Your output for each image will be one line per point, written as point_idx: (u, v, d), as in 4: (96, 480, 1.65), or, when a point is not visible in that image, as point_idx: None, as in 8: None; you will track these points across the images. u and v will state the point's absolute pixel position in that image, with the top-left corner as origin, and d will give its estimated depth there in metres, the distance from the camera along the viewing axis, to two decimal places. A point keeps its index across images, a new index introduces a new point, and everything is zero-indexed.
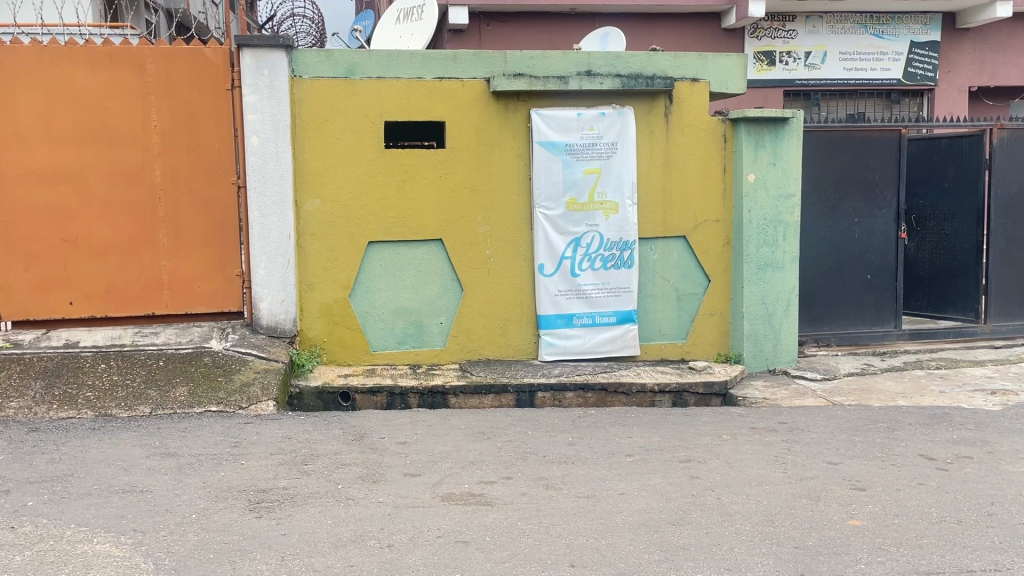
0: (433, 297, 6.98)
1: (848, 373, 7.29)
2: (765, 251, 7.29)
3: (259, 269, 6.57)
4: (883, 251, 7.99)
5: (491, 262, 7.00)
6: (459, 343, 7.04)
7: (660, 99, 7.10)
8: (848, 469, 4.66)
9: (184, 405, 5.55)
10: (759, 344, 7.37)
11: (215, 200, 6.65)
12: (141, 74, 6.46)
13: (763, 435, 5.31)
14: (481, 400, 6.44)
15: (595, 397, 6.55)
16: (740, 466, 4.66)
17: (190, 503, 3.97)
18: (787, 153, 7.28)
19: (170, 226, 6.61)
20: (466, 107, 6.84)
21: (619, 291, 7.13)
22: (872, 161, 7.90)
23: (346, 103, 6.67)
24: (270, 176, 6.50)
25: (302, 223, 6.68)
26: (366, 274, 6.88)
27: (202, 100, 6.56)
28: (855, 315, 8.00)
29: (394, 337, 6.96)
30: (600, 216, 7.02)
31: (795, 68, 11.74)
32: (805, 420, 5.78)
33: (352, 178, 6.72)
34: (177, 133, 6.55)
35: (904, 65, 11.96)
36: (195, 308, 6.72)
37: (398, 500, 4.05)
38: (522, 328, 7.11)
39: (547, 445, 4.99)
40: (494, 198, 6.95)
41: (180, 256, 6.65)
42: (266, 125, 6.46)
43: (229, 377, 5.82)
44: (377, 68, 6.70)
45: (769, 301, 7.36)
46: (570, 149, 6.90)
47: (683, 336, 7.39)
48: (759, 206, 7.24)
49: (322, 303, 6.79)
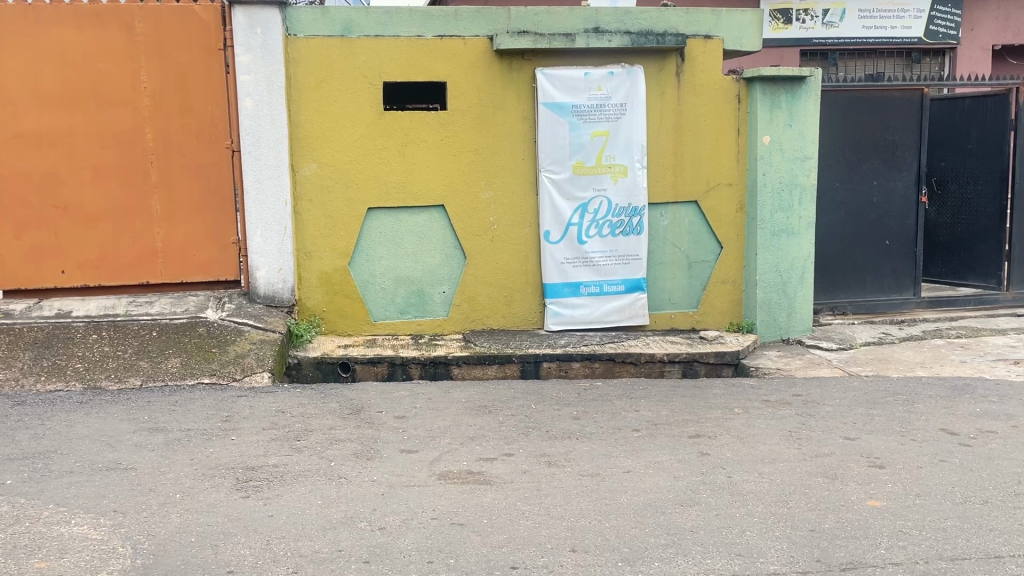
0: (435, 265, 6.76)
1: (865, 342, 7.05)
2: (781, 217, 7.02)
3: (255, 236, 6.38)
4: (902, 216, 7.70)
5: (495, 229, 6.76)
6: (462, 313, 6.82)
7: (672, 57, 6.80)
8: (866, 445, 4.44)
9: (176, 377, 5.34)
10: (772, 313, 7.11)
11: (209, 164, 6.42)
12: (130, 33, 6.21)
13: (777, 409, 5.08)
14: (485, 370, 6.26)
15: (601, 367, 6.37)
16: (753, 442, 4.44)
17: (175, 482, 3.80)
18: (805, 113, 6.97)
19: (162, 192, 6.39)
20: (468, 67, 6.56)
21: (628, 259, 6.89)
22: (892, 122, 7.58)
23: (344, 63, 6.41)
24: (265, 139, 6.27)
25: (299, 188, 6.46)
26: (366, 242, 6.66)
27: (194, 60, 6.31)
28: (873, 282, 7.72)
29: (396, 306, 6.76)
30: (609, 180, 6.75)
31: (812, 27, 11.33)
32: (821, 392, 5.55)
33: (350, 141, 6.47)
34: (168, 95, 6.31)
35: (925, 23, 11.53)
36: (191, 276, 6.52)
37: (393, 478, 3.87)
38: (527, 297, 6.89)
39: (550, 419, 4.79)
40: (498, 162, 6.69)
41: (175, 224, 6.44)
42: (260, 86, 6.23)
43: (223, 348, 5.63)
44: (375, 26, 6.42)
45: (784, 269, 7.09)
46: (577, 110, 6.62)
47: (694, 305, 7.15)
48: (774, 169, 6.95)
49: (321, 272, 6.58)
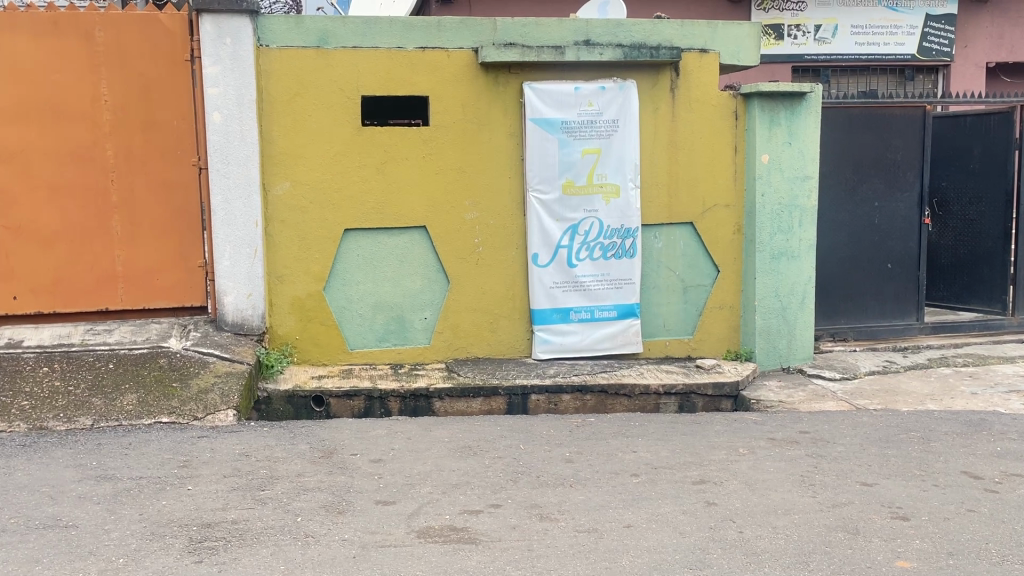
0: (416, 290, 6.36)
1: (869, 371, 6.69)
2: (780, 239, 6.68)
3: (223, 260, 5.95)
4: (904, 238, 7.39)
5: (480, 251, 6.37)
6: (444, 341, 6.42)
7: (666, 71, 6.47)
8: (886, 492, 4.06)
9: (131, 416, 4.86)
10: (772, 340, 6.75)
11: (175, 182, 6.01)
12: (90, 43, 5.80)
13: (785, 449, 4.70)
14: (469, 404, 5.88)
15: (593, 400, 5.99)
16: (763, 489, 4.06)
17: (118, 543, 3.36)
18: (804, 131, 6.66)
19: (124, 213, 5.97)
20: (452, 81, 6.20)
21: (620, 283, 6.52)
22: (894, 141, 7.28)
23: (319, 75, 6.02)
24: (235, 156, 5.87)
25: (271, 208, 6.05)
26: (342, 265, 6.25)
27: (159, 72, 5.91)
28: (874, 307, 7.39)
29: (375, 333, 6.34)
30: (600, 200, 6.39)
31: (804, 43, 11.08)
32: (830, 428, 5.18)
33: (325, 158, 6.08)
34: (131, 109, 5.90)
35: (919, 40, 11.32)
36: (154, 302, 6.08)
37: (366, 537, 3.45)
38: (514, 324, 6.49)
39: (541, 463, 4.39)
40: (484, 181, 6.31)
41: (137, 246, 6.01)
42: (229, 99, 5.83)
43: (185, 382, 5.17)
44: (353, 37, 6.05)
45: (783, 294, 6.74)
46: (567, 126, 6.27)
47: (690, 331, 6.78)
48: (774, 189, 6.62)
49: (294, 297, 6.17)
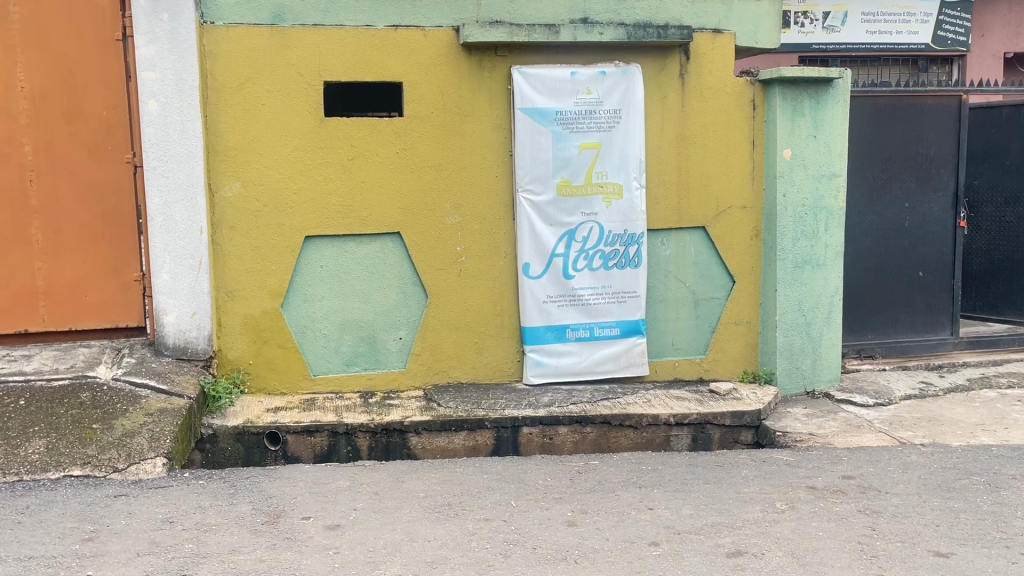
0: (389, 306, 5.52)
1: (904, 395, 5.91)
2: (804, 245, 5.87)
3: (162, 272, 5.11)
4: (937, 243, 6.62)
5: (463, 261, 5.54)
6: (422, 364, 5.58)
7: (674, 54, 5.66)
8: (968, 567, 3.26)
9: (36, 468, 3.95)
10: (795, 360, 5.94)
11: (106, 183, 5.16)
12: (3, 19, 4.93)
13: (833, 503, 3.90)
14: (451, 438, 5.05)
15: (594, 432, 5.18)
16: (815, 565, 3.25)
17: None
18: (831, 123, 5.85)
19: (45, 218, 5.10)
20: (429, 65, 5.36)
21: (623, 296, 5.70)
22: (927, 134, 6.49)
23: (275, 59, 5.16)
24: (175, 152, 5.01)
25: (218, 213, 5.18)
26: (303, 278, 5.39)
27: (85, 55, 5.06)
28: (905, 320, 6.60)
29: (342, 356, 5.50)
30: (600, 202, 5.58)
31: (812, 31, 10.25)
32: (878, 473, 4.37)
33: (283, 155, 5.22)
34: (52, 98, 5.04)
35: (933, 28, 10.57)
36: (83, 323, 5.23)
37: None
38: (502, 344, 5.66)
39: (539, 527, 3.56)
40: (466, 180, 5.48)
41: (61, 257, 5.15)
42: (167, 86, 4.96)
43: (107, 424, 4.27)
44: (314, 13, 5.19)
45: (807, 307, 5.94)
46: (562, 118, 5.44)
47: (702, 350, 5.97)
48: (797, 189, 5.82)
49: (247, 316, 5.31)
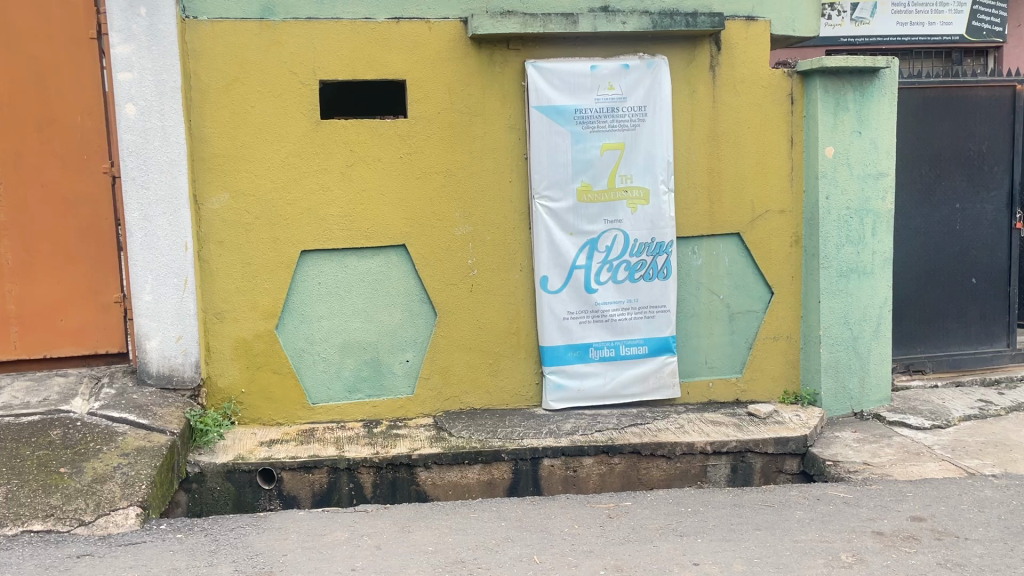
0: (394, 325, 5.02)
1: (962, 415, 5.36)
2: (849, 251, 5.33)
3: (144, 294, 4.62)
4: (992, 246, 6.06)
5: (474, 275, 5.04)
6: (431, 388, 5.07)
7: (704, 45, 5.14)
8: None
9: None
10: (841, 379, 5.41)
11: (82, 196, 4.69)
12: None
13: (906, 555, 3.36)
14: (464, 473, 4.55)
15: (622, 463, 4.66)
16: None
17: None
18: (877, 117, 5.32)
19: (15, 236, 4.63)
20: (435, 61, 4.87)
21: (651, 312, 5.18)
22: (979, 128, 5.93)
23: (264, 56, 4.68)
24: (155, 160, 4.53)
25: (205, 227, 4.71)
26: (299, 297, 4.90)
27: (56, 57, 4.59)
28: (957, 332, 6.06)
29: (343, 382, 5.00)
30: (625, 208, 5.07)
31: (839, 24, 9.70)
32: (952, 513, 3.83)
33: (275, 161, 4.74)
34: (20, 104, 4.57)
35: (968, 18, 9.99)
36: (59, 349, 4.76)
37: None
38: (519, 366, 5.16)
39: None
40: (477, 186, 4.98)
41: (34, 277, 4.68)
42: (146, 87, 4.48)
43: (77, 469, 3.78)
44: (307, 6, 4.71)
45: (854, 320, 5.39)
46: (581, 116, 4.94)
47: (737, 369, 5.45)
48: (841, 190, 5.28)
49: (238, 340, 4.82)
